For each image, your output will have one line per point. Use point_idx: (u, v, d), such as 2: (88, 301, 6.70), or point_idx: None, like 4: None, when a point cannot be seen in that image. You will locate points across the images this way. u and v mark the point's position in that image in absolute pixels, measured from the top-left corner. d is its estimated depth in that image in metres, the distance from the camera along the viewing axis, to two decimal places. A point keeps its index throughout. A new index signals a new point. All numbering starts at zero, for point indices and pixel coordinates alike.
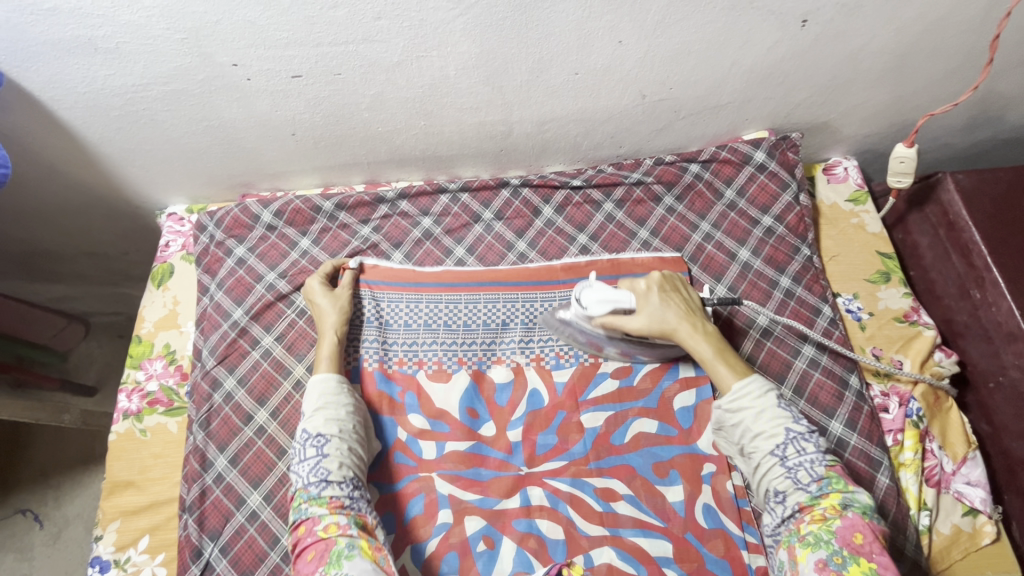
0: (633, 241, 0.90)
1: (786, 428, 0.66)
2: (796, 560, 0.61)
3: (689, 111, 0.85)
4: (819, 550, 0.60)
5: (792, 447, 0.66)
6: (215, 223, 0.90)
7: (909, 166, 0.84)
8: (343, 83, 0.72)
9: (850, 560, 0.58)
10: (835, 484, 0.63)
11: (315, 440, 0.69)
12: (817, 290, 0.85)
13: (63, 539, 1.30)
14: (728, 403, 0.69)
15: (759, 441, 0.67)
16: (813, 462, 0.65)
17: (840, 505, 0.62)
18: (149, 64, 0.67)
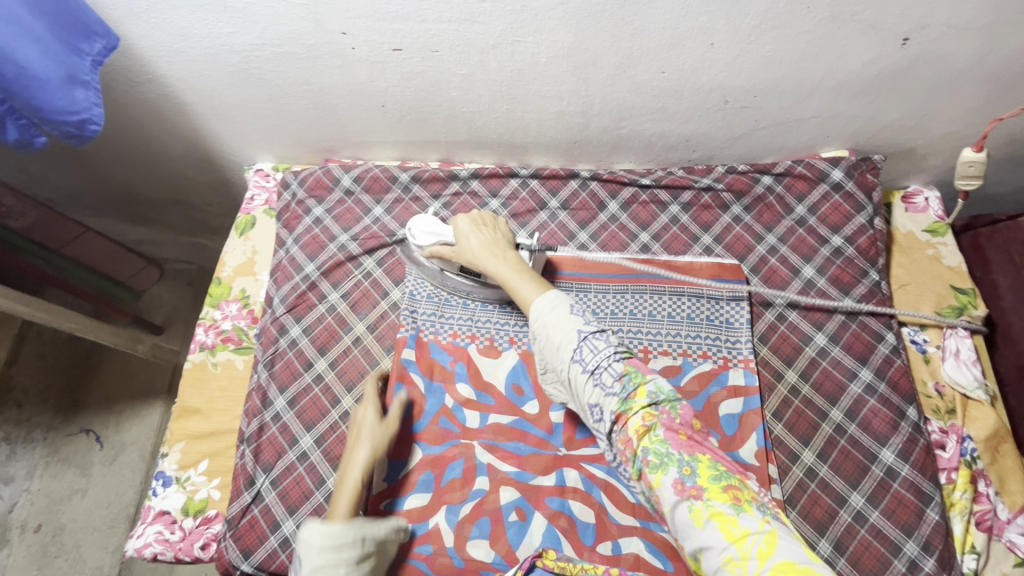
0: (694, 245, 0.90)
1: (578, 332, 0.61)
2: (652, 487, 0.56)
3: (770, 122, 0.85)
4: (669, 471, 0.55)
5: (588, 352, 0.60)
6: (299, 182, 0.97)
7: (978, 170, 0.82)
8: (438, 60, 0.76)
9: (693, 462, 0.55)
10: (634, 379, 0.59)
11: None
12: (882, 315, 0.83)
13: (119, 461, 1.41)
14: (534, 322, 0.64)
15: (559, 356, 0.62)
16: (610, 361, 0.59)
17: (648, 400, 0.58)
18: (269, 26, 0.73)
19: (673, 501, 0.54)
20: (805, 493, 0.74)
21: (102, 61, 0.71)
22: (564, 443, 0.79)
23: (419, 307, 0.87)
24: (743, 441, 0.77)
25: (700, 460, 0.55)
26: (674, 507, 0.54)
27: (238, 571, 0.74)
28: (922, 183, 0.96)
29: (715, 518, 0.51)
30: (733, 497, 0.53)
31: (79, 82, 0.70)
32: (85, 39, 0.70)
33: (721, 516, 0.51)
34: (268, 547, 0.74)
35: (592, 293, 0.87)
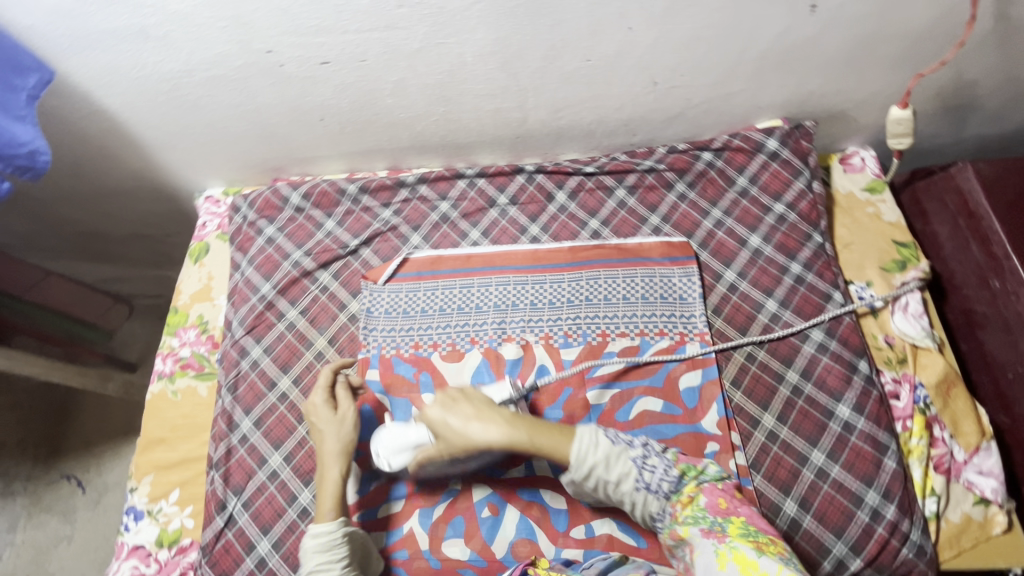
0: (643, 227, 0.92)
1: (630, 457, 0.64)
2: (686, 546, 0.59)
3: (701, 99, 0.87)
4: (700, 523, 0.59)
5: (645, 466, 0.64)
6: (248, 204, 0.97)
7: (907, 127, 0.84)
8: (367, 69, 0.77)
9: (726, 523, 0.59)
10: (686, 474, 0.64)
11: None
12: (828, 276, 0.85)
13: (102, 504, 1.39)
14: (576, 461, 0.62)
15: (619, 487, 0.64)
16: (668, 474, 0.63)
17: (698, 481, 0.64)
18: (193, 51, 0.73)
19: (704, 544, 0.57)
20: (768, 456, 0.76)
21: (36, 94, 0.72)
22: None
23: (378, 318, 0.87)
24: (704, 412, 0.78)
25: (736, 527, 0.58)
26: (702, 552, 0.56)
27: None
28: (858, 144, 0.98)
29: (736, 559, 0.54)
30: (758, 545, 0.55)
31: (15, 115, 0.69)
32: (16, 74, 0.71)
33: (743, 557, 0.54)
34: (244, 569, 0.74)
35: (547, 283, 0.88)
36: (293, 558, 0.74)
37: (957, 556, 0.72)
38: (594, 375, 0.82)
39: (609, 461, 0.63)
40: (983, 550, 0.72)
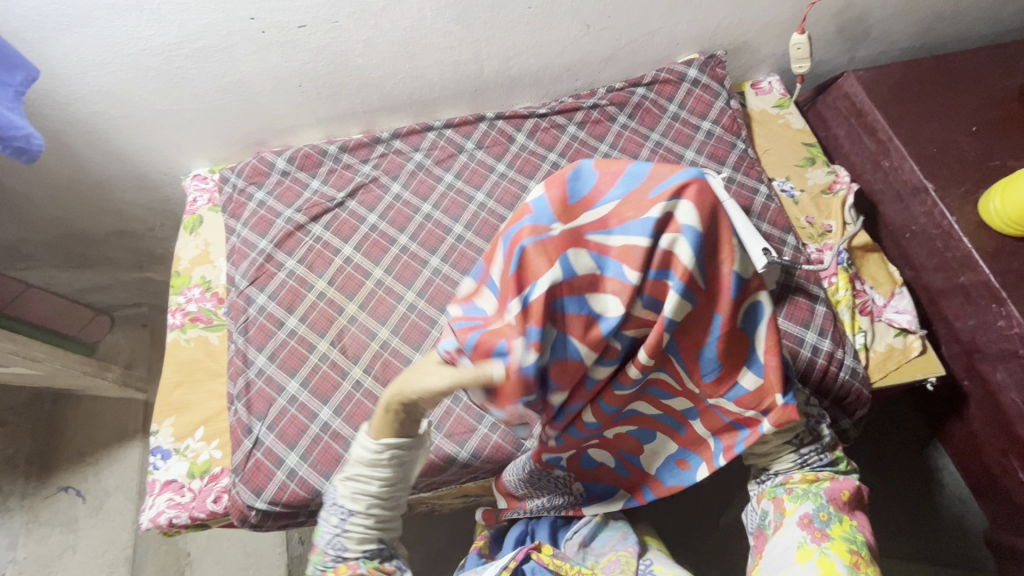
0: (595, 154, 1.04)
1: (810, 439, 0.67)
2: (783, 511, 0.65)
3: (629, 39, 1.02)
4: (807, 502, 0.64)
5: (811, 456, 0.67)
6: (237, 174, 1.04)
7: (805, 50, 1.01)
8: (340, 30, 0.88)
9: (832, 514, 0.63)
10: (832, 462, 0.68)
11: (336, 506, 0.57)
12: (753, 174, 1.00)
13: (105, 509, 1.39)
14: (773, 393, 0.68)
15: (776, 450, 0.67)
16: (824, 460, 0.67)
17: (831, 474, 0.67)
18: (184, 23, 0.83)
19: (793, 529, 0.62)
20: None
21: (24, 91, 0.76)
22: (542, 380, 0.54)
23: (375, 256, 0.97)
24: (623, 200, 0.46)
25: (837, 530, 0.61)
26: (788, 530, 0.63)
27: (253, 511, 0.80)
28: (765, 73, 1.16)
29: (820, 561, 0.58)
30: (852, 560, 0.59)
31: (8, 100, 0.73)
32: (6, 71, 0.74)
33: (826, 556, 0.59)
34: (277, 481, 0.81)
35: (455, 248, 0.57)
36: (321, 466, 0.82)
37: (885, 377, 0.86)
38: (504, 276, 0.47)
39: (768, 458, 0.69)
40: (906, 369, 0.86)
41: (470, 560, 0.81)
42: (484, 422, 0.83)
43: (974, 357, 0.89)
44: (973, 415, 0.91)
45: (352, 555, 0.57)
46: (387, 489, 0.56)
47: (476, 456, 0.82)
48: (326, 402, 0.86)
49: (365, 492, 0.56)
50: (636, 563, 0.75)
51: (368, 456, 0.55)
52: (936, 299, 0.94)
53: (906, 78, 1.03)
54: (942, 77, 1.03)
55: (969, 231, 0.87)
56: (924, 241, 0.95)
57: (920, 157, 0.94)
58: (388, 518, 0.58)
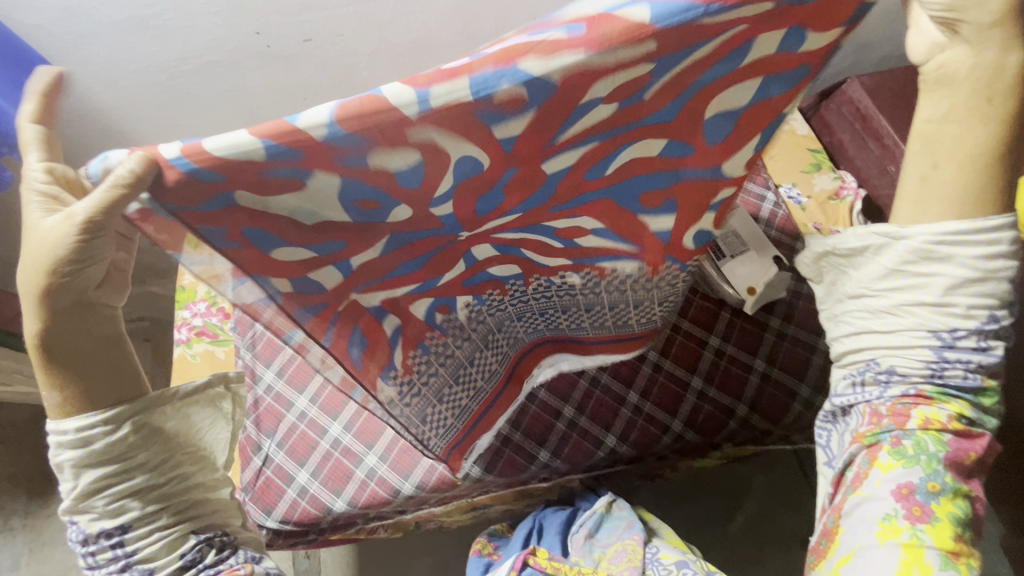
0: None
1: (985, 313, 0.51)
2: (873, 461, 0.54)
3: None
4: (912, 464, 0.52)
5: (964, 334, 0.52)
6: None
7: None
8: (345, 44, 0.88)
9: (946, 482, 0.51)
10: (975, 397, 0.55)
11: (111, 530, 0.52)
12: (760, 181, 0.99)
13: None
14: (950, 245, 0.49)
15: (903, 299, 0.53)
16: (970, 378, 0.53)
17: (962, 420, 0.53)
18: (188, 39, 0.82)
19: (884, 494, 0.52)
20: (734, 328, 0.87)
21: None
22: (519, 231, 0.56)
23: None
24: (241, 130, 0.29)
25: (943, 504, 0.51)
26: (875, 498, 0.52)
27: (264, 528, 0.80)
28: None
29: (908, 540, 0.50)
30: (953, 552, 0.49)
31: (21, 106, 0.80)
32: (26, 69, 0.79)
33: (915, 537, 0.50)
34: (289, 498, 0.80)
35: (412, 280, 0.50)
36: (331, 483, 0.81)
37: None
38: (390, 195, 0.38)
39: (893, 312, 0.53)
40: None
41: (471, 561, 0.93)
42: (361, 467, 0.81)
43: None
44: None
45: (167, 571, 0.53)
46: (155, 473, 0.53)
47: (489, 470, 0.81)
48: (336, 418, 0.84)
49: (127, 489, 0.52)
50: (643, 552, 0.83)
51: (92, 443, 0.50)
52: None
53: (911, 82, 1.03)
54: None
55: None
56: None
57: None
58: (186, 503, 0.56)
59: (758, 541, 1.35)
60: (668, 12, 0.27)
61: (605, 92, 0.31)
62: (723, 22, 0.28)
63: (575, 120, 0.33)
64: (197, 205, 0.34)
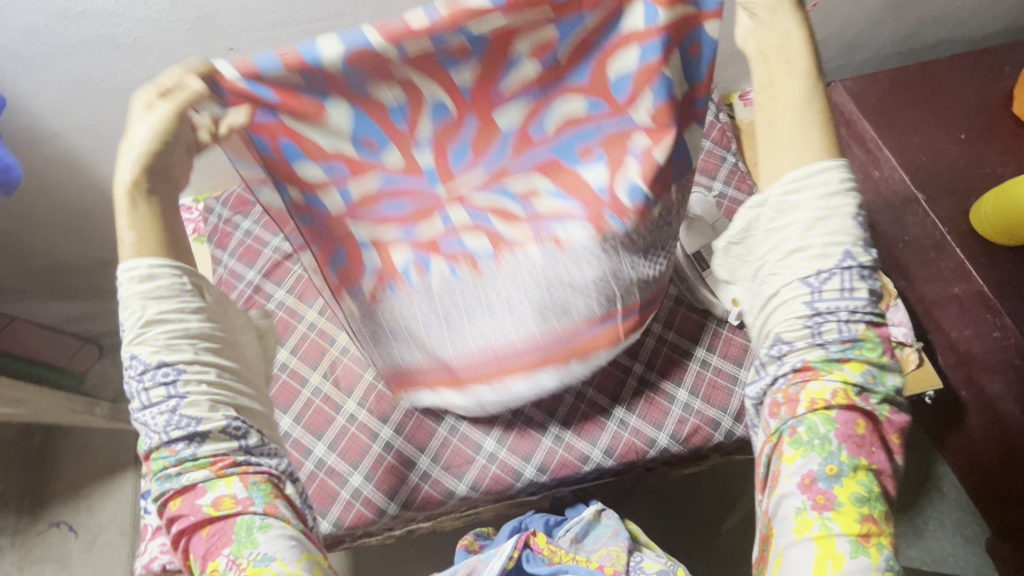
0: None
1: (844, 251, 0.50)
2: (780, 457, 0.52)
3: None
4: (811, 454, 0.50)
5: (836, 278, 0.50)
6: (221, 204, 1.03)
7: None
8: None
9: (847, 464, 0.49)
10: (863, 352, 0.51)
11: (161, 376, 0.51)
12: (744, 188, 0.99)
13: (99, 543, 1.36)
14: (789, 188, 0.50)
15: (784, 269, 0.52)
16: (850, 329, 0.51)
17: (850, 382, 0.51)
18: (160, 56, 0.81)
19: (791, 489, 0.50)
20: (719, 339, 0.87)
21: None
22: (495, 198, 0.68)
23: None
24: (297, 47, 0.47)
25: (849, 486, 0.49)
26: (785, 491, 0.51)
27: None
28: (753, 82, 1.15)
29: (819, 532, 0.48)
30: (863, 533, 0.48)
31: None
32: None
33: (826, 526, 0.48)
34: None
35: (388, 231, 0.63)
36: (316, 504, 0.81)
37: None
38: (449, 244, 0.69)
39: (776, 271, 0.53)
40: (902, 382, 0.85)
41: (458, 555, 0.92)
42: (346, 487, 0.81)
43: (972, 368, 0.88)
44: (972, 424, 0.92)
45: (211, 425, 0.51)
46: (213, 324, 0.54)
47: (474, 488, 0.81)
48: (321, 438, 0.84)
49: (186, 332, 0.52)
50: (627, 557, 0.83)
51: (159, 285, 0.52)
52: (930, 309, 0.94)
53: (894, 85, 1.02)
54: (931, 83, 1.02)
55: (961, 241, 0.87)
56: (916, 251, 0.95)
57: (909, 167, 0.94)
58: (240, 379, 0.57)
59: (751, 540, 1.34)
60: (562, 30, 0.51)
61: (527, 49, 0.53)
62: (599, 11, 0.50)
63: (478, 48, 0.51)
64: (246, 80, 0.49)
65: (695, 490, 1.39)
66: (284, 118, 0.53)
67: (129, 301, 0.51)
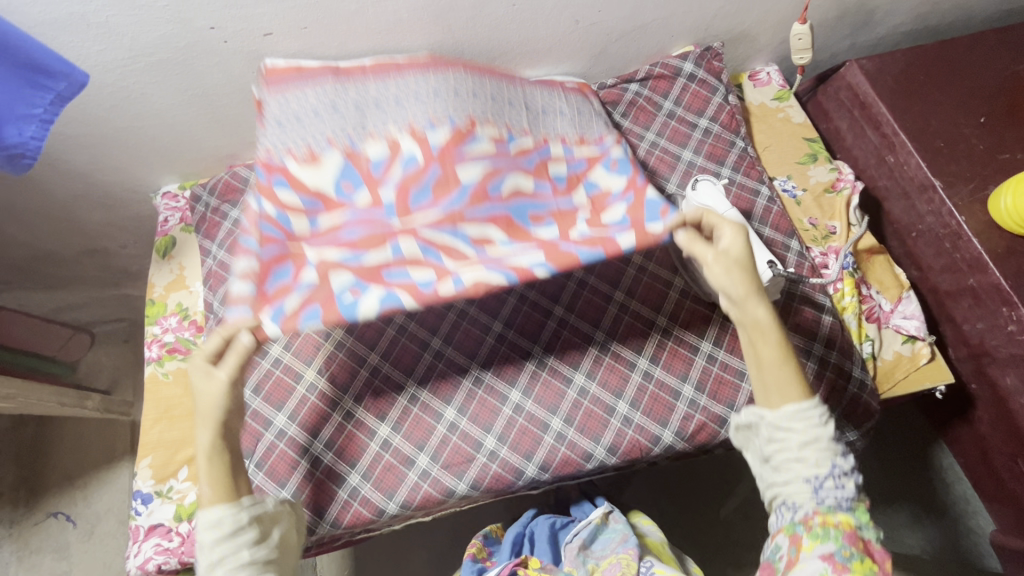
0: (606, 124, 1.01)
1: (833, 462, 0.62)
2: (800, 548, 0.62)
3: (620, 33, 0.96)
4: (828, 543, 0.60)
5: (829, 480, 0.62)
6: (209, 191, 0.98)
7: (807, 41, 0.96)
8: (310, 36, 0.82)
9: (853, 552, 0.60)
10: (859, 514, 0.62)
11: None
12: (754, 175, 0.95)
13: (98, 533, 1.35)
14: (782, 421, 0.63)
15: (788, 458, 0.64)
16: (847, 501, 0.62)
17: (853, 522, 0.61)
18: (136, 36, 0.76)
19: (812, 561, 0.60)
20: (727, 332, 0.85)
21: (67, 96, 0.68)
22: (458, 112, 0.73)
23: None
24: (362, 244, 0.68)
25: (860, 569, 0.59)
26: (807, 564, 0.60)
27: None
28: (763, 62, 1.10)
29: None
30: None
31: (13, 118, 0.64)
32: (46, 76, 0.66)
33: None
34: None
35: (384, 86, 0.75)
36: (314, 503, 0.79)
37: (894, 386, 0.84)
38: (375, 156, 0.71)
39: (781, 467, 0.64)
40: (915, 378, 0.84)
41: (465, 564, 0.89)
42: (344, 487, 0.80)
43: (983, 361, 0.86)
44: (980, 417, 0.90)
45: None
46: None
47: (476, 487, 0.79)
48: (316, 436, 0.82)
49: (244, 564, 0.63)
50: (636, 566, 0.80)
51: (222, 528, 0.64)
52: (943, 301, 0.91)
53: (911, 66, 0.97)
54: (950, 64, 0.97)
55: (979, 231, 0.83)
56: (931, 241, 0.91)
57: (927, 153, 0.90)
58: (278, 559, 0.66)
59: (751, 524, 1.34)
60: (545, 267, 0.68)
61: None
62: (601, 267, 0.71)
63: None
64: None
65: (696, 476, 1.39)
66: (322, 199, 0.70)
67: (207, 549, 0.63)
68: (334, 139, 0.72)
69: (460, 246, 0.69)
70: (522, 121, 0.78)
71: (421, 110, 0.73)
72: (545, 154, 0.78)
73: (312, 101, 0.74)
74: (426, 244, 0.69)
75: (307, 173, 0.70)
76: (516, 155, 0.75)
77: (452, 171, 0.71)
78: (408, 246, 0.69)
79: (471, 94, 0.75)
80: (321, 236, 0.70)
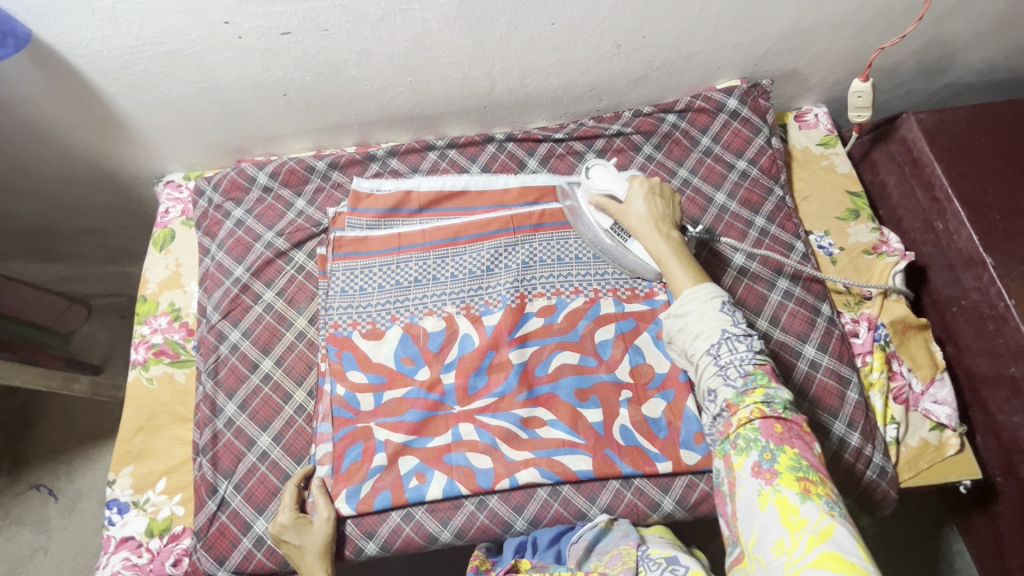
0: (637, 156, 0.94)
1: (722, 330, 0.64)
2: (732, 467, 0.60)
3: (663, 61, 0.89)
4: (751, 452, 0.59)
5: (725, 348, 0.64)
6: (213, 186, 0.94)
7: (867, 99, 0.88)
8: (331, 39, 0.77)
9: (777, 449, 0.58)
10: (760, 381, 0.62)
11: None
12: (790, 228, 0.89)
13: (78, 511, 1.34)
14: (675, 309, 0.68)
15: (697, 348, 0.66)
16: (746, 365, 0.62)
17: (763, 404, 0.60)
18: (145, 24, 0.71)
19: (748, 482, 0.58)
20: None
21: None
22: (511, 291, 0.84)
23: (354, 307, 0.84)
24: (431, 428, 0.78)
25: (786, 460, 0.57)
26: (745, 487, 0.58)
27: None
28: (812, 102, 1.02)
29: (778, 502, 0.55)
30: (805, 487, 0.55)
31: None
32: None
33: (784, 500, 0.55)
34: (243, 549, 0.74)
35: (446, 259, 0.86)
36: None
37: (916, 475, 0.79)
38: (444, 301, 0.84)
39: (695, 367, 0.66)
40: (940, 469, 0.79)
41: None
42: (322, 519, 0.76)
43: (1014, 457, 0.81)
44: (1002, 513, 0.85)
45: None
46: None
47: (459, 537, 0.75)
48: (299, 462, 0.79)
49: None
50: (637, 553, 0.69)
51: None
52: (978, 385, 0.85)
53: (973, 126, 0.90)
54: (1016, 128, 0.90)
55: None
56: (973, 319, 0.85)
57: (981, 225, 0.83)
58: None
59: None
60: (585, 474, 0.76)
61: None
62: (634, 459, 0.76)
63: None
64: None
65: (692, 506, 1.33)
66: (390, 389, 0.80)
67: None
68: (396, 317, 0.83)
69: (512, 429, 0.78)
70: (571, 283, 0.85)
71: (477, 291, 0.85)
72: (594, 318, 0.83)
73: (376, 275, 0.86)
74: (481, 426, 0.78)
75: (372, 354, 0.81)
76: (562, 328, 0.83)
77: (506, 357, 0.81)
78: (466, 429, 0.78)
79: (520, 264, 0.85)
80: (383, 411, 0.79)
